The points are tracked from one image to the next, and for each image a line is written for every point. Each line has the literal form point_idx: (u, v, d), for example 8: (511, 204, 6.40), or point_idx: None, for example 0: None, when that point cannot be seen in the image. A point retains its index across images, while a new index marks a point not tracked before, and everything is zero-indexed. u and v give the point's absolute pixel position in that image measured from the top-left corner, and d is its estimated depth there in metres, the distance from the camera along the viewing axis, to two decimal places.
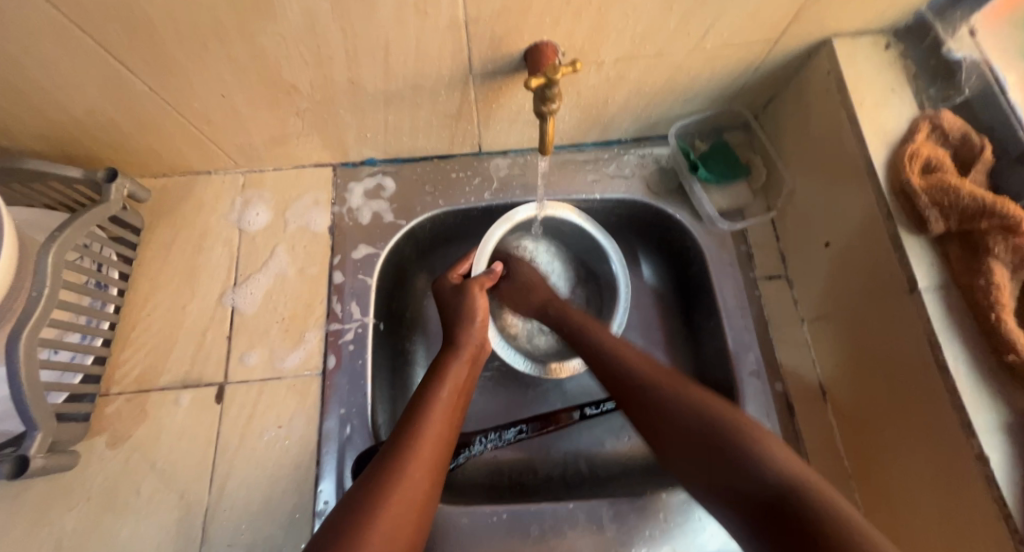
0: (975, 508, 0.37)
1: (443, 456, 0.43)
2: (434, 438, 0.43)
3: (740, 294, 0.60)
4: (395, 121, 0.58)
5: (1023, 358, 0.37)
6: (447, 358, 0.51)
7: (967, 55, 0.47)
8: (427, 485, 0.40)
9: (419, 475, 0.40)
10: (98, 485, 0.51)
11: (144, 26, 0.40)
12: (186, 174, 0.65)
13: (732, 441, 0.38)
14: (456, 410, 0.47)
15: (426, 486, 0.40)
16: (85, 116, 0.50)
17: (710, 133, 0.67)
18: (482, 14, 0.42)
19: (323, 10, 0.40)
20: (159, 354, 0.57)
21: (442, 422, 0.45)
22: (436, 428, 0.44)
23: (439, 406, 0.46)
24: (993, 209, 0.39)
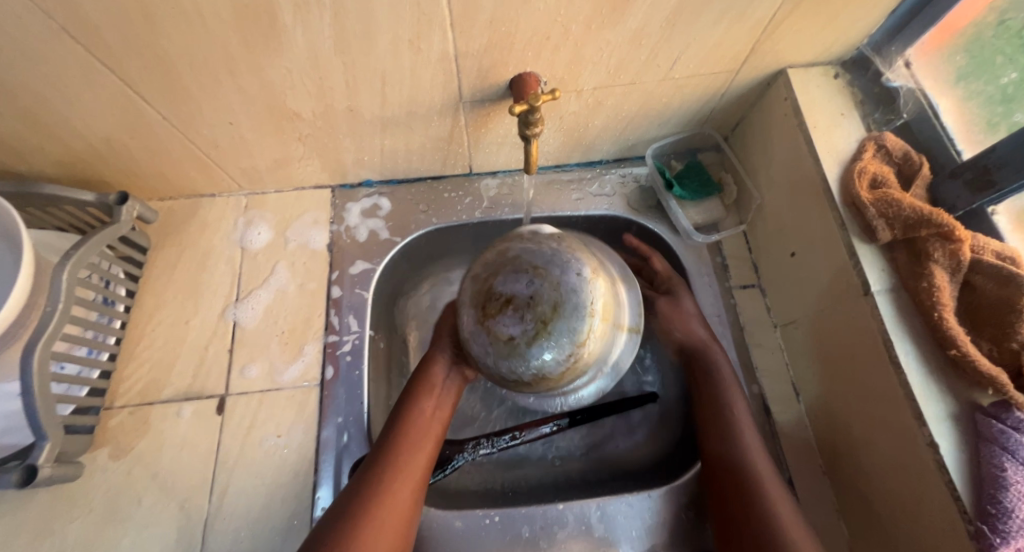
0: (928, 491, 0.40)
1: (418, 487, 0.48)
2: (398, 511, 0.45)
3: (717, 303, 0.64)
4: (391, 146, 0.62)
5: (964, 351, 0.41)
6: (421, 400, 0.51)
7: (904, 84, 0.54)
8: (401, 516, 0.45)
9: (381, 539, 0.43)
10: (101, 496, 0.52)
11: (163, 61, 0.44)
12: (191, 197, 0.68)
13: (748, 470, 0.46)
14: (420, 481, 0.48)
15: (399, 517, 0.45)
16: (101, 143, 0.54)
17: (684, 154, 0.72)
18: (470, 49, 0.47)
19: (327, 46, 0.44)
20: (162, 368, 0.59)
21: (422, 448, 0.49)
22: (414, 461, 0.48)
23: (419, 426, 0.50)
24: (930, 218, 0.43)
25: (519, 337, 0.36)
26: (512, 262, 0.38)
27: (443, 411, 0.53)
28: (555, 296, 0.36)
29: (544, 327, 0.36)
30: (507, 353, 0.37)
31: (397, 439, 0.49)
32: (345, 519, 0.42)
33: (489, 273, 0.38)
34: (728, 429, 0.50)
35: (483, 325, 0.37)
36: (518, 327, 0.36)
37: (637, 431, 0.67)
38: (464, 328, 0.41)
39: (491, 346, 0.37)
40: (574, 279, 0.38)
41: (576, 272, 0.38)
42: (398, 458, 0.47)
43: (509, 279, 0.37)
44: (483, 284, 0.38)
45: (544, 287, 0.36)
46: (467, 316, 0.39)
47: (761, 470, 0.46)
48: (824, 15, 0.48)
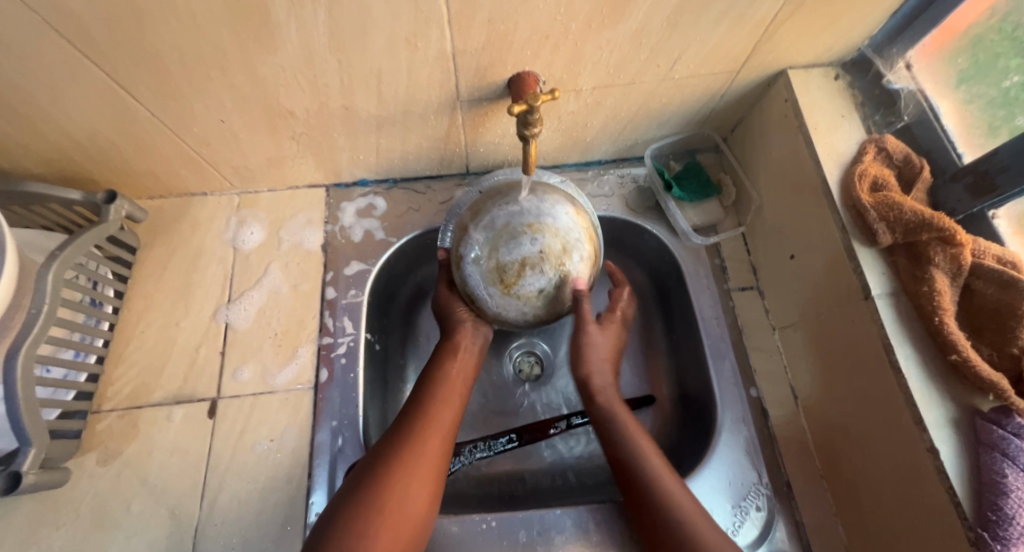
0: (928, 498, 0.40)
1: (448, 440, 0.48)
2: (427, 461, 0.45)
3: (715, 305, 0.63)
4: (386, 145, 0.61)
5: (965, 356, 0.41)
6: (444, 361, 0.54)
7: (905, 86, 0.53)
8: (433, 464, 0.46)
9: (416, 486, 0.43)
10: (88, 502, 0.51)
11: (151, 57, 0.43)
12: (182, 196, 0.67)
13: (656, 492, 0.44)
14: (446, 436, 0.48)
15: (433, 466, 0.45)
16: (88, 141, 0.52)
17: (683, 155, 0.72)
18: (468, 47, 0.46)
19: (321, 42, 0.43)
20: (152, 371, 0.58)
21: (449, 405, 0.51)
22: (442, 415, 0.49)
23: (446, 384, 0.52)
24: (931, 222, 0.43)
25: (546, 284, 0.48)
26: (509, 235, 0.48)
27: (468, 370, 0.56)
28: (557, 239, 0.48)
29: (561, 267, 0.48)
30: (544, 301, 0.49)
31: (426, 397, 0.51)
32: (379, 465, 0.44)
33: (494, 253, 0.48)
34: (636, 463, 0.47)
35: (512, 293, 0.48)
36: (544, 279, 0.48)
37: None
38: (490, 304, 0.51)
39: (527, 304, 0.49)
40: (558, 221, 0.49)
41: (559, 214, 0.51)
42: (428, 412, 0.49)
43: (513, 248, 0.47)
44: (495, 263, 0.48)
45: (547, 234, 0.48)
46: (494, 293, 0.50)
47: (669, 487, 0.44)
48: (826, 15, 0.48)
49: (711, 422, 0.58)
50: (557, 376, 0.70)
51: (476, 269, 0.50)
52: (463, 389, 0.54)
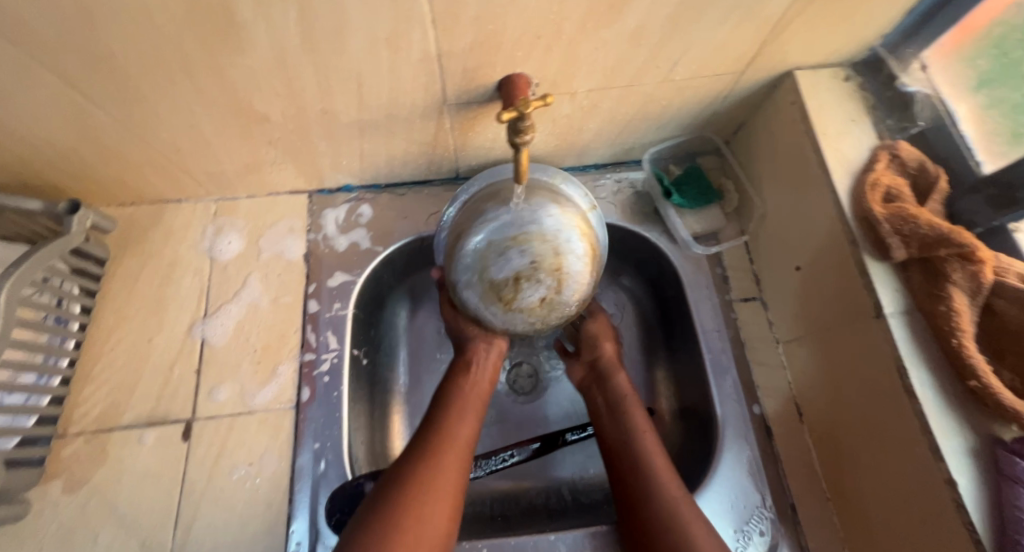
0: (946, 533, 0.37)
1: (467, 455, 0.46)
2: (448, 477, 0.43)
3: (716, 317, 0.61)
4: (371, 150, 0.57)
5: (985, 383, 0.38)
6: (458, 382, 0.52)
7: (920, 89, 0.51)
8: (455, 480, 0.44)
9: (438, 501, 0.41)
10: (51, 534, 0.48)
11: (108, 60, 0.39)
12: (155, 203, 0.63)
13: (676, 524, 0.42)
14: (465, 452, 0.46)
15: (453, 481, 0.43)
16: (47, 148, 0.49)
17: (683, 158, 0.68)
18: (455, 48, 0.42)
19: (293, 44, 0.40)
20: (122, 391, 0.55)
21: (466, 417, 0.49)
22: (460, 431, 0.47)
23: (461, 399, 0.51)
24: (950, 237, 0.40)
25: (546, 294, 0.47)
26: (494, 252, 0.47)
27: (482, 389, 0.54)
28: (550, 241, 0.47)
29: (558, 273, 0.47)
30: (547, 309, 0.49)
31: (442, 415, 0.49)
32: (400, 485, 0.41)
33: (484, 273, 0.48)
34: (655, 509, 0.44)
35: (514, 309, 0.48)
36: (541, 289, 0.47)
37: None
38: (494, 319, 0.51)
39: (532, 315, 0.49)
40: (548, 221, 0.47)
41: (544, 215, 0.48)
42: (443, 428, 0.47)
43: (502, 266, 0.46)
44: (489, 284, 0.48)
45: (538, 237, 0.46)
46: (496, 311, 0.49)
47: (643, 447, 0.49)
48: (837, 14, 0.45)
49: (712, 441, 0.55)
50: (554, 389, 0.67)
51: (472, 291, 0.50)
52: (481, 403, 0.52)
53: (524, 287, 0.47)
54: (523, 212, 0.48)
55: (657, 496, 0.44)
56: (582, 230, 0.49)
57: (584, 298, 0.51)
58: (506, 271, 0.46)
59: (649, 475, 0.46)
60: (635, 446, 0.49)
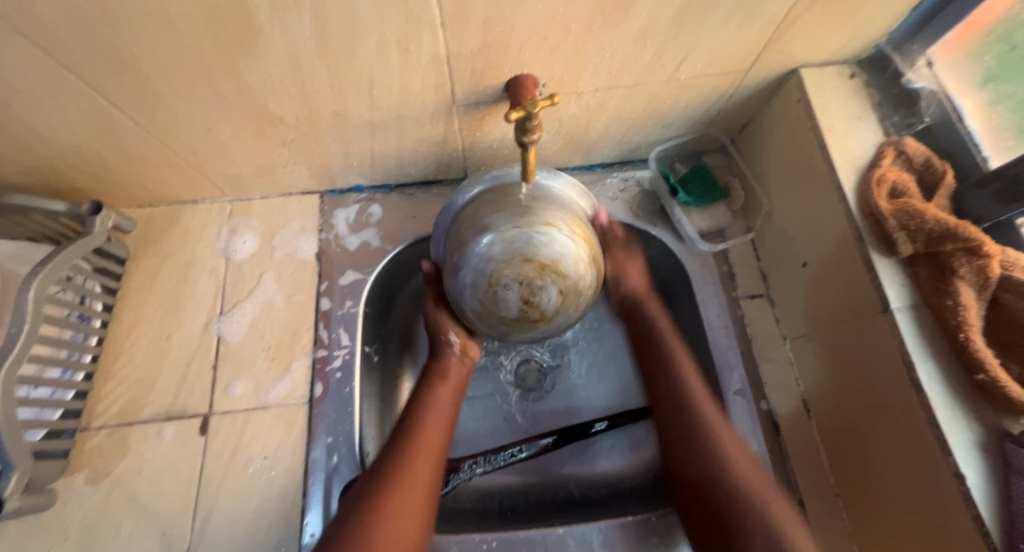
0: (955, 526, 0.37)
1: (437, 464, 0.45)
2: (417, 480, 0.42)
3: (723, 313, 0.61)
4: (381, 150, 0.59)
5: (992, 377, 0.38)
6: (430, 384, 0.52)
7: (926, 85, 0.51)
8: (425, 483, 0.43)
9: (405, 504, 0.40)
10: (76, 523, 0.50)
11: (131, 65, 0.41)
12: (172, 204, 0.65)
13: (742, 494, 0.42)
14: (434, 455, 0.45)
15: (422, 483, 0.43)
16: (72, 151, 0.51)
17: (689, 157, 0.69)
18: (463, 50, 0.44)
19: (308, 47, 0.41)
20: (142, 386, 0.56)
21: (436, 425, 0.48)
22: (431, 436, 0.47)
23: (434, 406, 0.49)
24: (956, 232, 0.41)
25: (558, 287, 0.42)
26: (489, 303, 0.43)
27: (455, 392, 0.53)
28: (514, 258, 0.41)
29: (547, 267, 0.41)
30: (573, 295, 0.43)
31: (412, 418, 0.48)
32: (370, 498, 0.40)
33: (495, 319, 0.44)
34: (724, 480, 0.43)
35: (554, 320, 0.43)
36: (551, 289, 0.41)
37: (640, 446, 0.64)
38: (552, 333, 0.47)
39: (567, 307, 0.44)
40: (495, 242, 0.42)
41: (487, 246, 0.42)
42: (415, 431, 0.46)
43: (506, 307, 0.42)
44: (517, 325, 0.43)
45: (504, 263, 0.41)
46: (546, 331, 0.45)
47: (710, 421, 0.47)
48: (842, 11, 0.45)
49: None
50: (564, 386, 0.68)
51: (516, 335, 0.45)
52: (452, 409, 0.51)
53: (537, 302, 0.42)
54: (474, 254, 0.43)
55: (725, 466, 0.44)
56: (536, 209, 0.45)
57: (591, 253, 0.45)
58: (512, 304, 0.42)
59: (720, 450, 0.45)
60: (701, 419, 0.48)
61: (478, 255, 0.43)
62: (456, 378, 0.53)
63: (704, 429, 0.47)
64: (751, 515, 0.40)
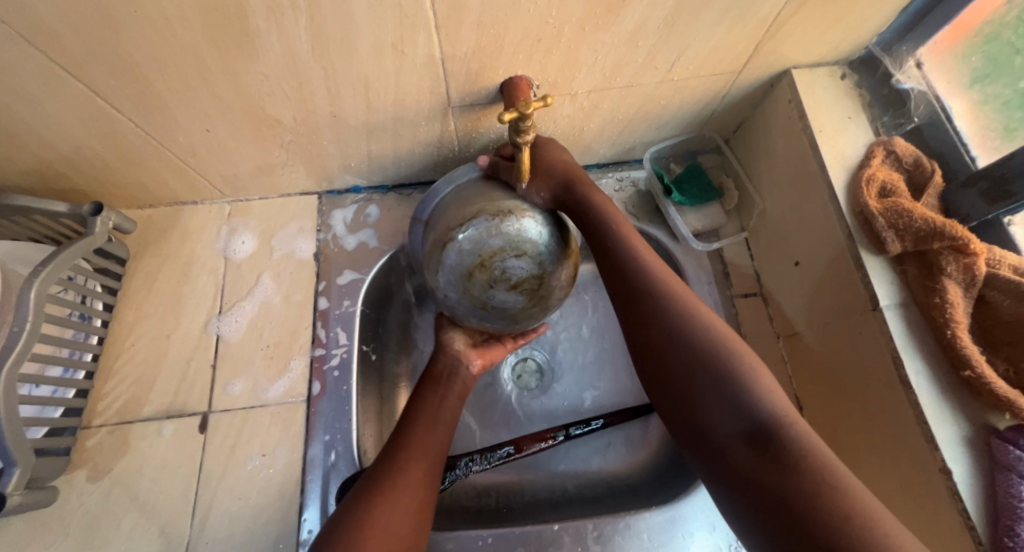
0: (943, 522, 0.38)
1: (434, 468, 0.45)
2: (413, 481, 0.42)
3: (717, 312, 0.61)
4: (378, 151, 0.59)
5: (979, 373, 0.39)
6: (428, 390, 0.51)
7: (915, 86, 0.51)
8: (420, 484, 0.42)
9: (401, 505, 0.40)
10: (77, 519, 0.50)
11: (130, 68, 0.41)
12: (172, 205, 0.66)
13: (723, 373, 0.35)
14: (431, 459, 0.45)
15: (419, 485, 0.42)
16: (73, 153, 0.51)
17: (683, 157, 0.70)
18: (458, 52, 0.44)
19: (304, 50, 0.42)
20: (142, 385, 0.57)
21: (430, 433, 0.47)
22: (429, 440, 0.46)
23: (427, 414, 0.48)
24: (943, 230, 0.41)
25: (507, 252, 0.46)
26: (507, 305, 0.48)
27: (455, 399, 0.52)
28: (467, 284, 0.48)
29: (484, 259, 0.46)
30: (519, 239, 0.46)
31: (408, 422, 0.48)
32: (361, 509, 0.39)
33: (523, 304, 0.49)
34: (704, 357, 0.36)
35: (543, 264, 0.47)
36: (507, 262, 0.46)
37: (635, 444, 0.64)
38: (568, 265, 0.50)
39: (530, 247, 0.47)
40: (448, 288, 0.49)
41: (446, 292, 0.49)
42: (411, 434, 0.46)
43: (509, 300, 0.48)
44: (534, 294, 0.48)
45: (466, 291, 0.48)
46: (556, 269, 0.48)
47: (677, 292, 0.41)
48: (831, 13, 0.46)
49: None
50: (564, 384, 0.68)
51: (555, 293, 0.50)
52: (450, 418, 0.50)
53: (517, 278, 0.47)
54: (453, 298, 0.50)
55: (695, 339, 0.37)
56: (442, 226, 0.49)
57: (499, 203, 0.48)
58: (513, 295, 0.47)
59: (684, 312, 0.39)
60: (661, 284, 0.42)
61: (454, 299, 0.49)
62: (457, 387, 0.53)
63: (669, 294, 0.41)
64: (724, 387, 0.34)
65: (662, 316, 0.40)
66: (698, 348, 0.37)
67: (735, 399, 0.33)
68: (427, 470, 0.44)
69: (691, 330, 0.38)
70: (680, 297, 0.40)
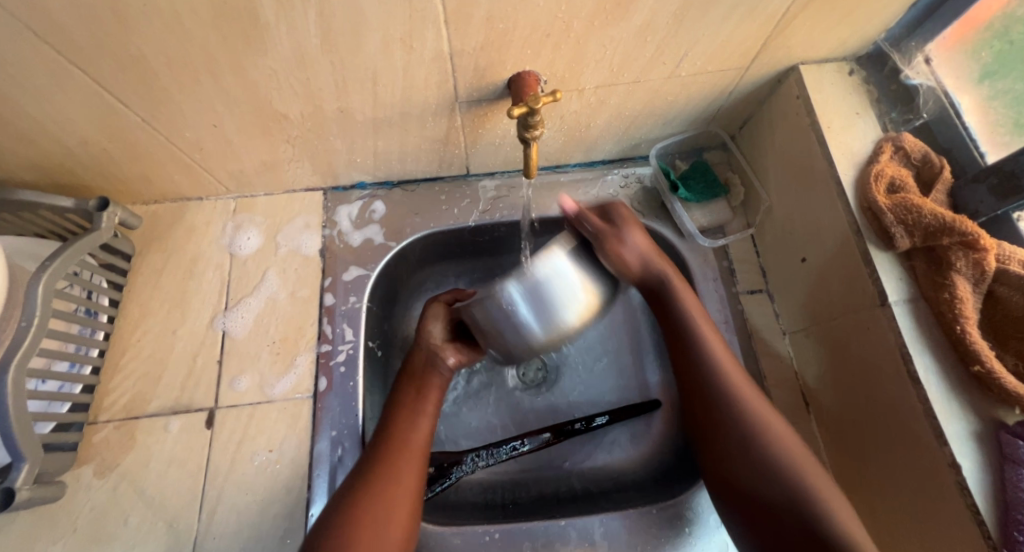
0: (951, 516, 0.38)
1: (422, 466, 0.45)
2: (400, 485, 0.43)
3: (723, 308, 0.61)
4: (385, 147, 0.59)
5: (988, 368, 0.39)
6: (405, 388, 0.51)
7: (924, 82, 0.51)
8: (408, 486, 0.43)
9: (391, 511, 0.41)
10: (85, 515, 0.50)
11: (139, 62, 0.41)
12: (177, 201, 0.66)
13: (772, 471, 0.41)
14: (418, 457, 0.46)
15: (407, 488, 0.43)
16: (79, 148, 0.51)
17: (688, 154, 0.70)
18: (466, 47, 0.44)
19: (313, 44, 0.41)
20: (149, 381, 0.57)
21: (413, 433, 0.47)
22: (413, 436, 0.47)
23: (406, 413, 0.48)
24: (953, 226, 0.41)
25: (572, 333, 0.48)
26: None
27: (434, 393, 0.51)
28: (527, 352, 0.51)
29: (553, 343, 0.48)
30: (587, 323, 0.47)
31: (391, 422, 0.48)
32: (348, 517, 0.40)
33: None
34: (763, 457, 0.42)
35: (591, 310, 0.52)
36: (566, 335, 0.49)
37: (640, 441, 0.64)
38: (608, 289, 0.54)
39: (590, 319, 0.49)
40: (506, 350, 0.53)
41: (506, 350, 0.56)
42: (395, 434, 0.46)
43: None
44: None
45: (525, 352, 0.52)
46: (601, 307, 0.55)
47: (741, 394, 0.45)
48: (841, 9, 0.46)
49: None
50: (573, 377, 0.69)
51: None
52: (432, 414, 0.49)
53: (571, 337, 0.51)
54: None
55: (756, 442, 0.43)
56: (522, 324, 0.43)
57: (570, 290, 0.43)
58: None
59: (744, 414, 0.44)
60: (728, 383, 0.46)
61: None
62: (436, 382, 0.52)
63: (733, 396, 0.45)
64: (779, 484, 0.40)
65: (729, 419, 0.45)
66: (763, 461, 0.42)
67: (794, 509, 0.39)
68: (410, 470, 0.44)
69: (756, 435, 0.43)
70: (746, 399, 0.45)
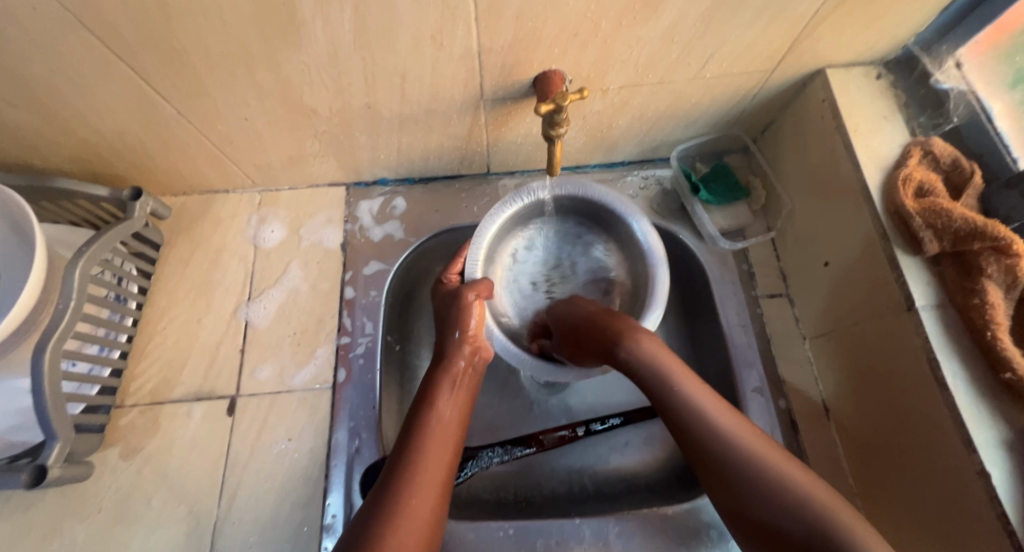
0: (979, 525, 0.37)
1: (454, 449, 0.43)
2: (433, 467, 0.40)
3: (742, 312, 0.61)
4: (408, 144, 0.60)
5: (1020, 375, 0.38)
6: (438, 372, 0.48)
7: (954, 86, 0.51)
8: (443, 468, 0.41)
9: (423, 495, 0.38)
10: (109, 496, 0.52)
11: (179, 55, 0.43)
12: (204, 193, 0.67)
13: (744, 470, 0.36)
14: (449, 439, 0.43)
15: (439, 470, 0.40)
16: (115, 139, 0.53)
17: (710, 156, 0.69)
18: (495, 45, 0.45)
19: (346, 40, 0.42)
20: (173, 367, 0.58)
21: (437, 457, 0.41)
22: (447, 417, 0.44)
23: (436, 436, 0.43)
24: (985, 230, 0.41)
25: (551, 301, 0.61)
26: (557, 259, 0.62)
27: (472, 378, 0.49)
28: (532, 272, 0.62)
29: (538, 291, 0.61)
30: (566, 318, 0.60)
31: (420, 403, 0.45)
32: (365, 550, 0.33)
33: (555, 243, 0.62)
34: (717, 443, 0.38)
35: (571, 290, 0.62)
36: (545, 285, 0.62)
37: (654, 443, 0.64)
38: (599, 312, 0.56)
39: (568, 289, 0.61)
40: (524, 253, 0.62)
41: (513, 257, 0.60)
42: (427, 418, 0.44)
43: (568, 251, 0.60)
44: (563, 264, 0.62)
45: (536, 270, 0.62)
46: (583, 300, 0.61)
47: (695, 399, 0.40)
48: (871, 11, 0.45)
49: None
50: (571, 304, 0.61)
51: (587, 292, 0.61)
52: (458, 440, 0.44)
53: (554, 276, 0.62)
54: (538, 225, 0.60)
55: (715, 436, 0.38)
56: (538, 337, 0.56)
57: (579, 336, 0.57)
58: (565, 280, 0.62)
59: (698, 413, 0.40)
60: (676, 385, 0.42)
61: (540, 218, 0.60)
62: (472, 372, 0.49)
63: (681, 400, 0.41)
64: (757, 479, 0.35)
65: (695, 429, 0.39)
66: (731, 464, 0.36)
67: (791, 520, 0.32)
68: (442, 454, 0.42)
69: (720, 435, 0.38)
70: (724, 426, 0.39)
